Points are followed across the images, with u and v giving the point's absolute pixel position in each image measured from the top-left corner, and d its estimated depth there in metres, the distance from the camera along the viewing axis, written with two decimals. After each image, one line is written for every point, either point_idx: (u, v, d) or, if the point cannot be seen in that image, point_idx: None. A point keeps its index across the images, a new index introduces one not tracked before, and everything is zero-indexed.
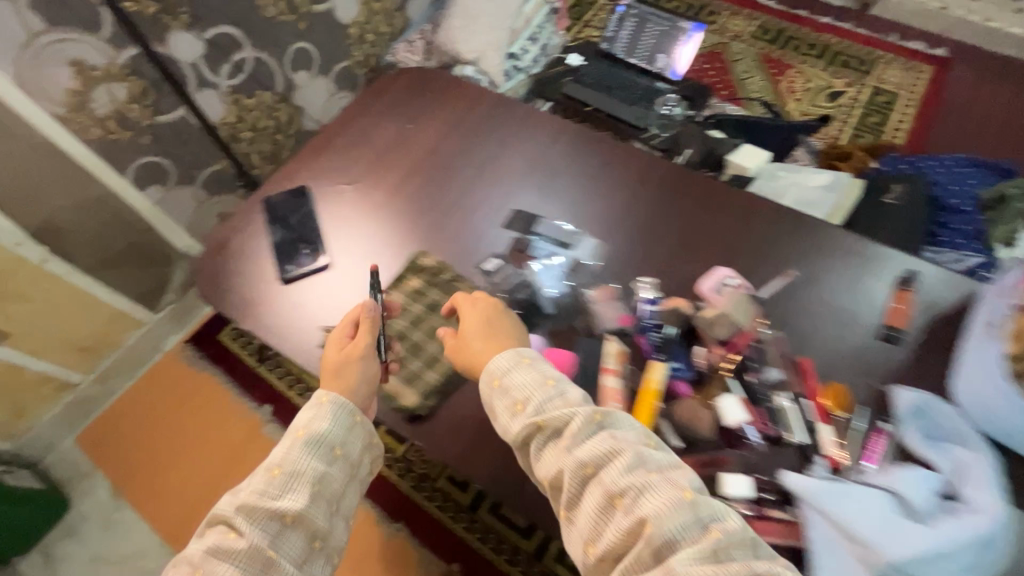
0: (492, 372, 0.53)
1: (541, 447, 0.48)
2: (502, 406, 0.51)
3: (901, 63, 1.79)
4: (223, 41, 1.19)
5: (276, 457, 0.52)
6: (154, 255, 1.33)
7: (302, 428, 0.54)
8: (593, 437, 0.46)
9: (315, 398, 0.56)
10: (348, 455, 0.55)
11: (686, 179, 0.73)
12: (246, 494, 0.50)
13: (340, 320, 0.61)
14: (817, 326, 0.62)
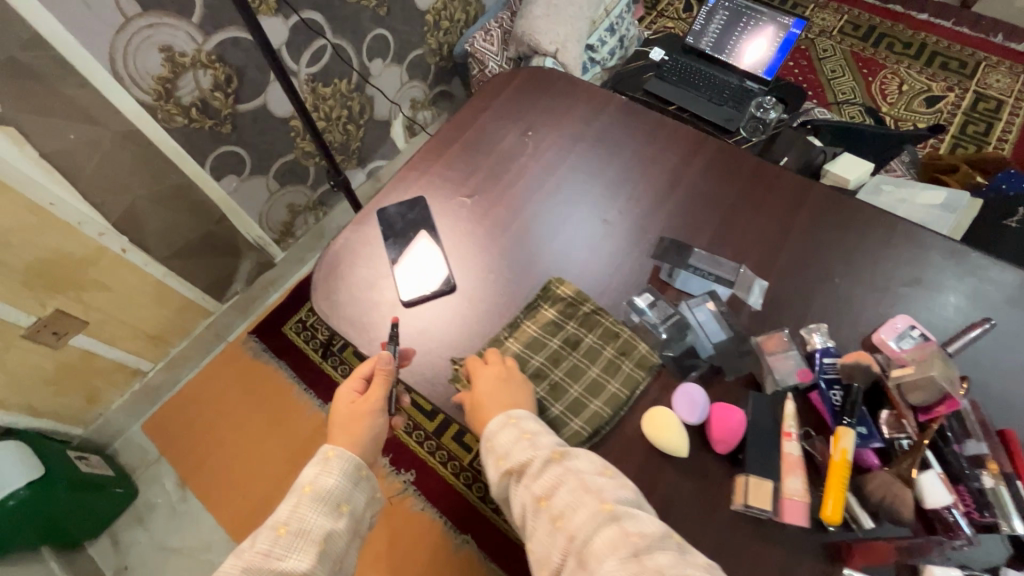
0: (485, 429, 0.52)
1: (517, 499, 0.47)
2: (487, 464, 0.50)
3: (1007, 66, 1.63)
4: (304, 26, 1.08)
5: (280, 515, 0.48)
6: (227, 244, 1.23)
7: (307, 483, 0.50)
8: (549, 469, 0.47)
9: (320, 452, 0.53)
10: (354, 511, 0.51)
11: (846, 208, 0.65)
12: (250, 557, 0.46)
13: (351, 372, 0.58)
14: (1017, 390, 0.54)
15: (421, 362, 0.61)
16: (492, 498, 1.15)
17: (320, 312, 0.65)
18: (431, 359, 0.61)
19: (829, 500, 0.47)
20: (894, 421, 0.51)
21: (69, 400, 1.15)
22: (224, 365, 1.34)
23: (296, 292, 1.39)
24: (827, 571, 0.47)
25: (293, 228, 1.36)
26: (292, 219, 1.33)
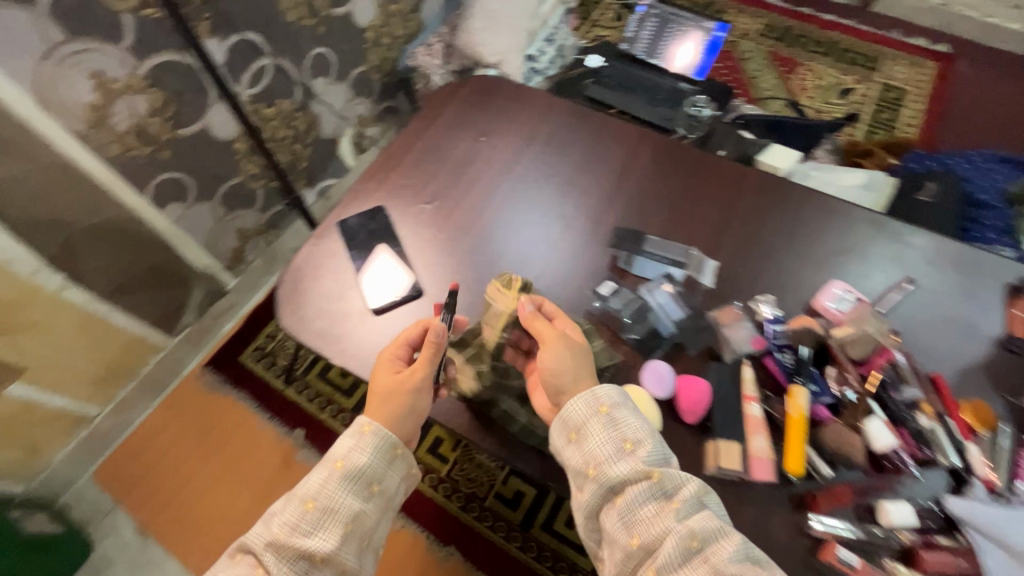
0: (601, 402, 0.51)
1: (638, 493, 0.46)
2: (605, 444, 0.49)
3: (906, 59, 1.79)
4: (244, 46, 1.06)
5: (311, 489, 0.49)
6: (175, 273, 1.17)
7: (340, 458, 0.50)
8: (694, 511, 0.46)
9: (356, 424, 0.52)
10: (385, 490, 0.51)
11: (781, 189, 0.71)
12: (277, 529, 0.47)
13: (399, 339, 0.58)
14: (940, 339, 0.61)
15: None
16: (473, 506, 1.15)
17: (288, 328, 0.65)
18: None
19: (791, 453, 0.52)
20: (840, 376, 0.56)
21: (7, 457, 1.06)
22: (183, 401, 1.28)
23: (252, 319, 1.35)
24: (795, 521, 0.51)
25: (244, 254, 1.31)
26: (242, 244, 1.29)
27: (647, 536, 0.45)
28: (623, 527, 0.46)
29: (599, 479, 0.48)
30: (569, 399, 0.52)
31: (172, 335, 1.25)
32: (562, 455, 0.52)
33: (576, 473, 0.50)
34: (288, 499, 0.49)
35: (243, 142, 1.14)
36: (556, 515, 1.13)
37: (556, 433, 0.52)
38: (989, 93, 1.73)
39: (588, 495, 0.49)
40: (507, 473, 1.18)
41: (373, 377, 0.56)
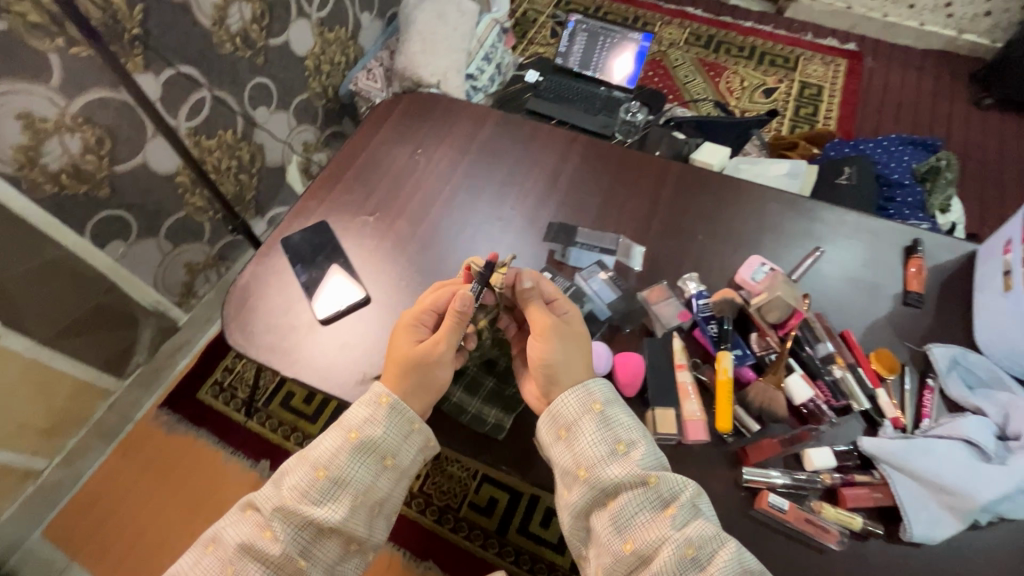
0: (594, 399, 0.53)
1: (634, 498, 0.48)
2: (598, 445, 0.51)
3: (819, 58, 1.94)
4: (181, 81, 0.99)
5: (324, 457, 0.51)
6: (122, 315, 1.11)
7: (354, 429, 0.52)
8: (691, 517, 0.48)
9: (374, 395, 0.53)
10: (398, 465, 0.53)
11: (700, 176, 0.76)
12: (286, 494, 0.50)
13: (425, 307, 0.58)
14: (848, 299, 0.67)
15: (347, 374, 0.63)
16: (448, 518, 1.13)
17: (237, 345, 0.65)
18: (355, 369, 0.63)
19: (720, 413, 0.56)
20: (761, 340, 0.61)
21: None
22: (139, 446, 1.23)
23: (207, 355, 1.31)
24: (732, 475, 0.55)
25: (194, 288, 1.25)
26: (192, 278, 1.23)
27: (641, 542, 0.47)
28: (616, 533, 0.48)
29: (591, 481, 0.50)
30: (565, 391, 0.54)
31: (122, 379, 1.20)
32: (550, 450, 0.54)
33: (565, 471, 0.52)
34: (301, 463, 0.52)
35: (184, 176, 1.07)
36: (531, 516, 1.13)
37: (545, 427, 0.54)
38: (896, 85, 1.88)
39: (580, 497, 0.51)
40: (479, 481, 1.17)
41: (399, 346, 0.57)
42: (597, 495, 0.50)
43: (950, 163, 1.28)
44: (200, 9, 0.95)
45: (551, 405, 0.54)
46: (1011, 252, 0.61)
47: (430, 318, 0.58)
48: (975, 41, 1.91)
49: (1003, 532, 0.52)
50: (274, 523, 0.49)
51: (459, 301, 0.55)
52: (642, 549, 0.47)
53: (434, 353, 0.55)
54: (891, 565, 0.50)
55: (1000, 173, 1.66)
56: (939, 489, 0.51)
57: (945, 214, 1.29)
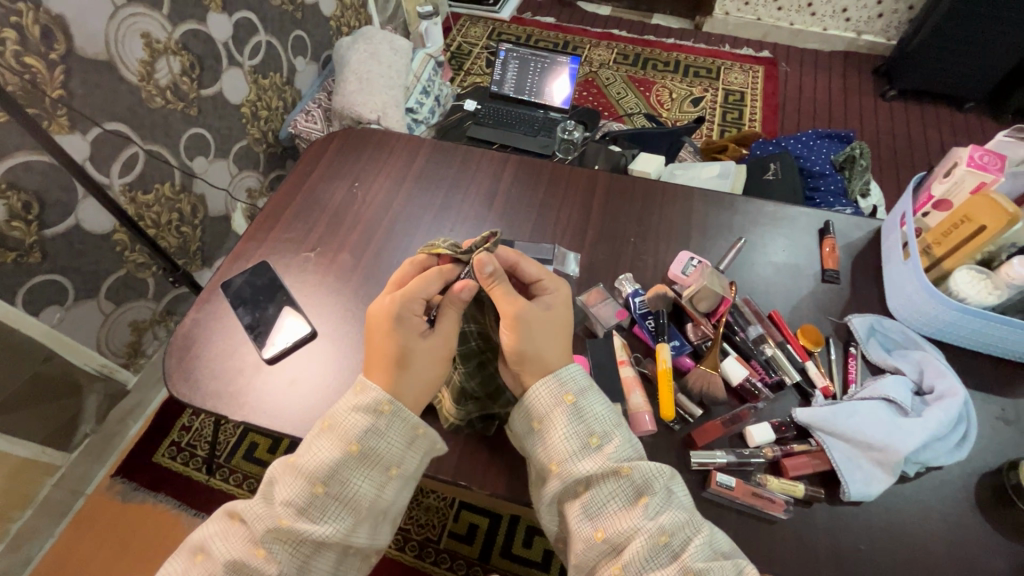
0: (566, 390, 0.51)
1: (606, 488, 0.48)
2: (571, 439, 0.50)
3: (739, 66, 2.08)
4: (111, 139, 0.93)
5: (322, 472, 0.47)
6: (64, 383, 1.05)
7: (355, 438, 0.47)
8: (665, 503, 0.47)
9: (373, 401, 0.48)
10: (403, 473, 0.49)
11: (627, 183, 0.80)
12: (282, 513, 0.46)
13: (408, 294, 0.52)
14: (774, 283, 0.71)
15: (298, 410, 0.62)
16: (429, 552, 1.10)
17: (182, 395, 0.64)
18: (306, 405, 0.63)
19: (663, 402, 0.59)
20: (697, 329, 0.65)
21: None
22: (92, 521, 1.15)
23: (161, 416, 1.26)
24: (681, 461, 0.57)
25: (141, 347, 1.20)
26: (139, 337, 1.18)
27: (614, 531, 0.47)
28: (588, 520, 0.48)
29: (562, 475, 0.49)
30: (535, 384, 0.52)
31: (69, 451, 1.13)
32: (526, 443, 0.52)
33: (538, 463, 0.51)
34: (293, 472, 0.48)
35: (122, 234, 1.02)
36: (513, 537, 1.11)
37: (519, 419, 0.53)
38: (810, 85, 2.02)
39: (554, 490, 0.50)
40: (457, 508, 1.14)
41: (382, 339, 0.51)
42: (569, 487, 0.49)
43: (862, 151, 1.38)
44: (126, 65, 0.91)
45: (523, 398, 0.52)
46: (906, 226, 0.66)
47: (418, 307, 0.52)
48: (873, 41, 2.09)
49: (928, 480, 0.56)
50: (269, 544, 0.46)
51: (463, 291, 0.52)
52: (614, 538, 0.46)
53: (438, 346, 0.52)
54: (835, 526, 0.53)
55: (910, 157, 1.80)
56: (868, 447, 0.55)
57: (865, 198, 1.38)
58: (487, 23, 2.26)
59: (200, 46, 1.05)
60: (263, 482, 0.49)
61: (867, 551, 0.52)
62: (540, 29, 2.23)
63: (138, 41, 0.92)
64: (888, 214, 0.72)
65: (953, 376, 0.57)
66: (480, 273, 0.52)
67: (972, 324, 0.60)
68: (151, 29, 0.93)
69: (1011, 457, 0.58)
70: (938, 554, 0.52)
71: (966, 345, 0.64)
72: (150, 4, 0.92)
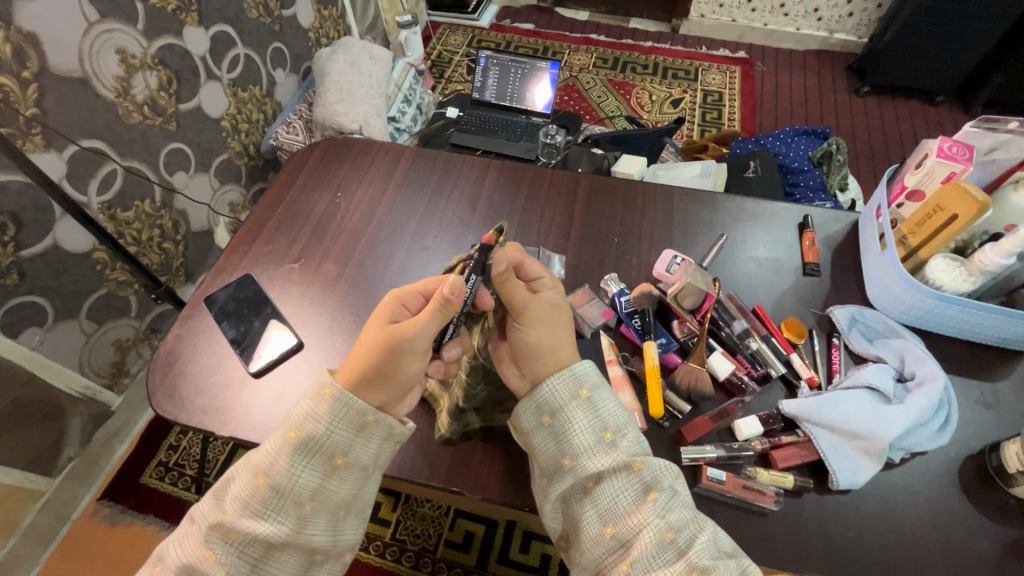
0: (582, 384, 0.51)
1: (618, 484, 0.48)
2: (586, 433, 0.49)
3: (716, 67, 2.11)
4: (88, 156, 0.92)
5: (263, 463, 0.46)
6: (46, 407, 1.03)
7: (295, 426, 0.46)
8: (672, 500, 0.47)
9: (317, 386, 0.47)
10: (352, 462, 0.48)
11: (609, 184, 0.81)
12: (227, 509, 0.47)
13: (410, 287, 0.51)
14: (757, 278, 0.72)
15: None
16: (426, 562, 1.09)
17: (167, 414, 0.63)
18: None
19: (651, 400, 0.60)
20: (682, 326, 0.66)
21: None
22: (79, 548, 1.12)
23: (147, 436, 1.24)
24: (671, 458, 0.57)
25: (125, 367, 1.18)
26: (122, 357, 1.16)
27: (623, 527, 0.47)
28: (598, 516, 0.48)
29: (576, 470, 0.49)
30: (551, 377, 0.51)
31: (53, 477, 1.10)
32: (534, 436, 0.52)
33: (548, 457, 0.51)
34: (243, 470, 0.48)
35: (101, 252, 1.01)
36: (509, 542, 1.11)
37: (527, 412, 0.52)
38: (786, 84, 2.06)
39: (564, 485, 0.50)
40: (453, 516, 1.13)
41: (370, 329, 0.49)
42: (579, 483, 0.49)
43: (839, 147, 1.40)
44: (102, 81, 0.91)
45: (535, 390, 0.51)
46: (882, 218, 0.68)
47: (415, 303, 0.51)
48: (845, 39, 2.13)
49: (914, 466, 0.57)
50: (213, 542, 0.46)
51: (445, 286, 0.45)
52: (622, 533, 0.46)
53: (400, 338, 0.46)
54: (824, 516, 0.54)
55: (886, 151, 1.84)
56: (854, 436, 0.56)
57: (844, 193, 1.41)
58: (467, 30, 2.27)
59: (177, 61, 1.04)
60: (220, 481, 0.50)
61: (856, 538, 0.53)
62: (519, 35, 2.24)
63: (114, 57, 0.91)
64: (864, 208, 0.74)
65: (933, 363, 0.58)
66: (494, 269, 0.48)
67: (949, 311, 0.62)
68: (126, 45, 0.93)
69: (992, 440, 0.59)
70: (925, 539, 0.53)
71: (944, 332, 0.65)
72: (124, 20, 0.91)
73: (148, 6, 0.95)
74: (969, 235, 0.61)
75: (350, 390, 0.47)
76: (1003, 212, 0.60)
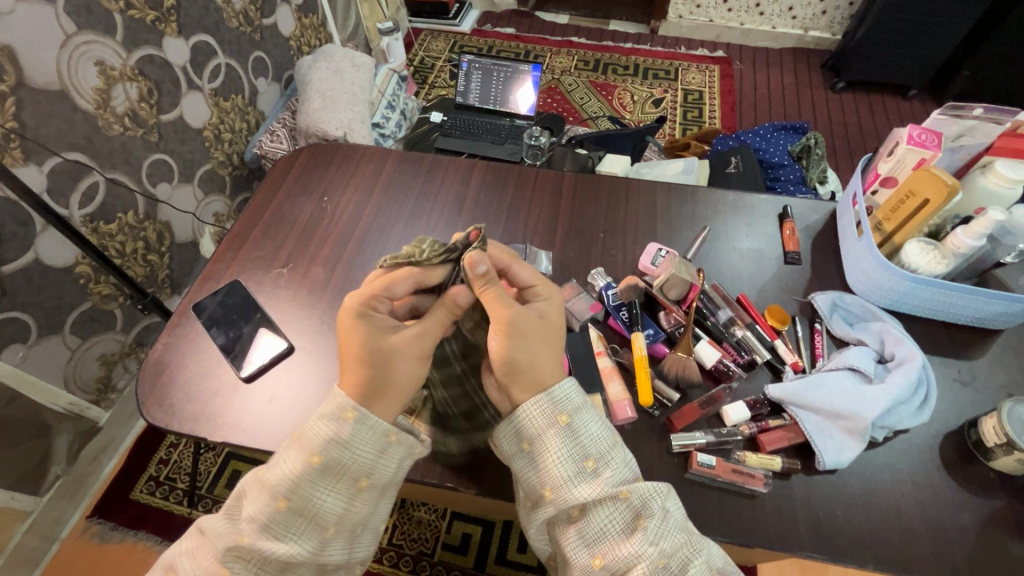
0: (560, 409, 0.49)
1: (606, 513, 0.46)
2: (566, 462, 0.48)
3: (695, 67, 2.14)
4: (69, 168, 0.91)
5: (282, 487, 0.45)
6: (31, 425, 1.01)
7: (318, 451, 0.45)
8: (664, 530, 0.46)
9: (337, 410, 0.46)
10: (375, 484, 0.47)
11: (593, 181, 0.82)
12: (244, 530, 0.46)
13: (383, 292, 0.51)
14: (739, 267, 0.74)
15: (278, 426, 0.62)
16: (424, 566, 1.08)
17: (158, 422, 0.62)
18: (287, 421, 0.62)
19: (640, 389, 0.61)
20: (669, 316, 0.67)
21: None
22: (69, 567, 1.10)
23: (136, 451, 1.22)
24: (662, 445, 0.59)
25: (112, 382, 1.16)
26: (109, 372, 1.14)
27: (613, 557, 0.45)
28: (585, 546, 0.46)
29: (557, 502, 0.47)
30: (528, 403, 0.49)
31: (41, 496, 1.08)
32: (514, 462, 0.50)
33: (530, 485, 0.49)
34: (255, 489, 0.47)
35: (85, 265, 0.99)
36: (507, 542, 1.11)
37: (506, 438, 0.50)
38: (764, 81, 2.10)
39: (548, 514, 0.49)
40: (449, 519, 1.13)
41: (350, 339, 0.48)
42: (563, 512, 0.48)
43: (817, 141, 1.44)
44: (80, 93, 0.90)
45: (512, 416, 0.50)
46: (858, 205, 0.70)
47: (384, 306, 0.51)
48: (819, 36, 2.18)
49: (896, 444, 0.59)
50: (229, 564, 0.45)
51: (458, 294, 0.51)
52: (612, 564, 0.45)
53: (409, 345, 0.48)
54: (812, 496, 0.55)
55: (862, 144, 1.88)
56: (838, 417, 0.57)
57: (823, 185, 1.44)
58: (448, 36, 2.29)
59: (157, 72, 1.04)
60: (233, 496, 0.49)
61: (844, 516, 0.54)
62: (501, 40, 2.26)
63: (92, 69, 0.91)
64: (841, 196, 0.76)
65: (911, 344, 0.60)
66: (471, 271, 0.49)
67: (925, 293, 0.63)
68: (105, 56, 0.92)
69: (970, 416, 0.61)
70: (909, 514, 0.54)
71: (922, 313, 0.67)
72: (102, 31, 0.91)
73: (126, 17, 0.95)
74: (941, 219, 0.63)
75: (365, 406, 0.47)
76: (973, 195, 0.62)
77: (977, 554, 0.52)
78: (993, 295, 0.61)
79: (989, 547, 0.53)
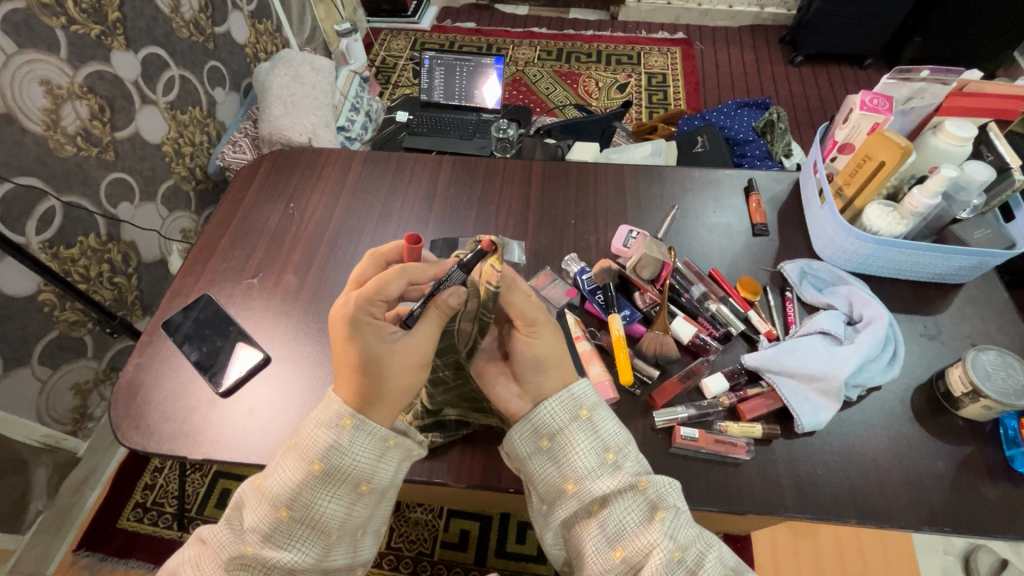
0: (580, 404, 0.49)
1: (624, 505, 0.46)
2: (587, 456, 0.48)
3: (658, 50, 2.15)
4: (22, 194, 0.88)
5: (284, 496, 0.45)
6: (7, 463, 0.98)
7: (318, 459, 0.45)
8: (681, 523, 0.46)
9: (335, 417, 0.45)
10: (375, 489, 0.47)
11: (561, 170, 0.82)
12: (247, 540, 0.45)
13: (375, 292, 0.47)
14: (709, 243, 0.75)
15: (261, 437, 0.61)
16: (424, 566, 1.08)
17: (137, 444, 0.61)
18: (267, 433, 0.61)
19: (620, 369, 0.62)
20: (644, 296, 0.68)
21: None
22: None
23: (120, 478, 1.19)
24: (645, 422, 0.60)
25: (88, 411, 1.12)
26: (84, 401, 1.10)
27: (631, 549, 0.45)
28: (605, 541, 0.46)
29: (580, 494, 0.47)
30: (550, 400, 0.49)
31: (22, 533, 1.05)
32: (532, 462, 0.50)
33: (548, 484, 0.49)
34: (255, 496, 0.47)
35: (48, 296, 0.95)
36: (506, 535, 1.11)
37: (522, 438, 0.50)
38: (725, 61, 2.13)
39: (567, 511, 0.48)
40: (446, 518, 1.13)
41: (352, 352, 0.45)
42: (584, 507, 0.48)
43: (779, 115, 1.47)
44: (28, 115, 0.86)
45: (531, 413, 0.49)
46: (819, 172, 0.71)
47: (379, 309, 0.48)
48: (776, 13, 2.21)
49: (871, 401, 0.61)
50: (234, 572, 0.45)
51: (453, 296, 0.48)
52: (632, 556, 0.45)
53: (413, 357, 0.47)
54: (794, 457, 0.57)
55: (825, 115, 1.92)
56: (812, 381, 0.59)
57: (789, 158, 1.50)
58: (409, 34, 2.26)
59: (108, 88, 1.00)
60: (233, 506, 0.49)
61: (825, 474, 0.56)
62: (462, 35, 2.24)
63: (38, 89, 0.88)
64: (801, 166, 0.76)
65: (877, 302, 0.62)
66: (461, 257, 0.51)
67: (887, 254, 0.65)
68: (50, 75, 0.89)
69: (937, 368, 0.63)
70: (885, 466, 0.56)
71: (887, 275, 0.69)
72: (46, 49, 0.88)
73: (69, 32, 0.91)
74: (898, 180, 0.64)
75: (363, 413, 0.46)
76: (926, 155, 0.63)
77: (952, 497, 0.54)
78: (951, 250, 0.63)
79: (963, 489, 0.55)
